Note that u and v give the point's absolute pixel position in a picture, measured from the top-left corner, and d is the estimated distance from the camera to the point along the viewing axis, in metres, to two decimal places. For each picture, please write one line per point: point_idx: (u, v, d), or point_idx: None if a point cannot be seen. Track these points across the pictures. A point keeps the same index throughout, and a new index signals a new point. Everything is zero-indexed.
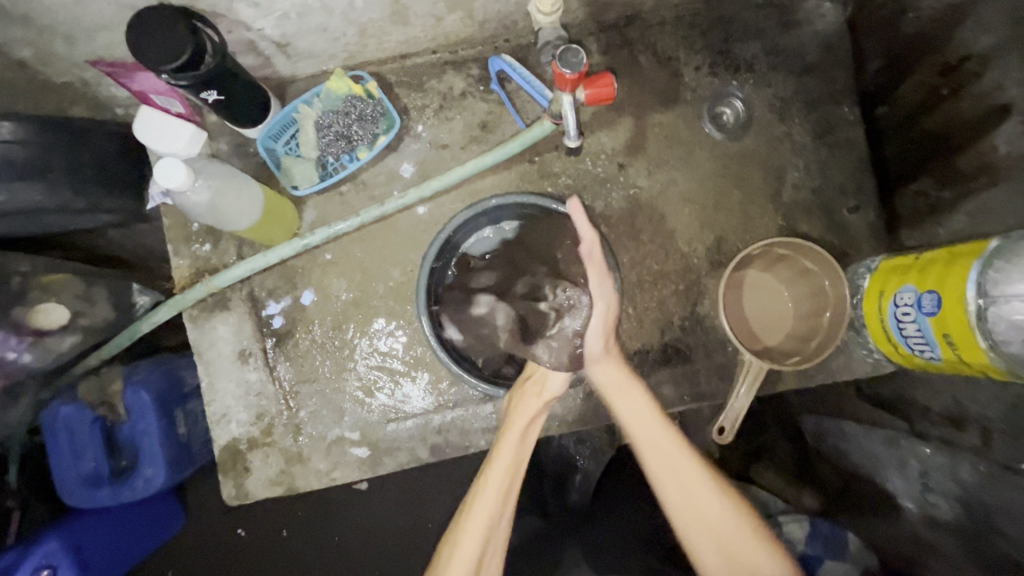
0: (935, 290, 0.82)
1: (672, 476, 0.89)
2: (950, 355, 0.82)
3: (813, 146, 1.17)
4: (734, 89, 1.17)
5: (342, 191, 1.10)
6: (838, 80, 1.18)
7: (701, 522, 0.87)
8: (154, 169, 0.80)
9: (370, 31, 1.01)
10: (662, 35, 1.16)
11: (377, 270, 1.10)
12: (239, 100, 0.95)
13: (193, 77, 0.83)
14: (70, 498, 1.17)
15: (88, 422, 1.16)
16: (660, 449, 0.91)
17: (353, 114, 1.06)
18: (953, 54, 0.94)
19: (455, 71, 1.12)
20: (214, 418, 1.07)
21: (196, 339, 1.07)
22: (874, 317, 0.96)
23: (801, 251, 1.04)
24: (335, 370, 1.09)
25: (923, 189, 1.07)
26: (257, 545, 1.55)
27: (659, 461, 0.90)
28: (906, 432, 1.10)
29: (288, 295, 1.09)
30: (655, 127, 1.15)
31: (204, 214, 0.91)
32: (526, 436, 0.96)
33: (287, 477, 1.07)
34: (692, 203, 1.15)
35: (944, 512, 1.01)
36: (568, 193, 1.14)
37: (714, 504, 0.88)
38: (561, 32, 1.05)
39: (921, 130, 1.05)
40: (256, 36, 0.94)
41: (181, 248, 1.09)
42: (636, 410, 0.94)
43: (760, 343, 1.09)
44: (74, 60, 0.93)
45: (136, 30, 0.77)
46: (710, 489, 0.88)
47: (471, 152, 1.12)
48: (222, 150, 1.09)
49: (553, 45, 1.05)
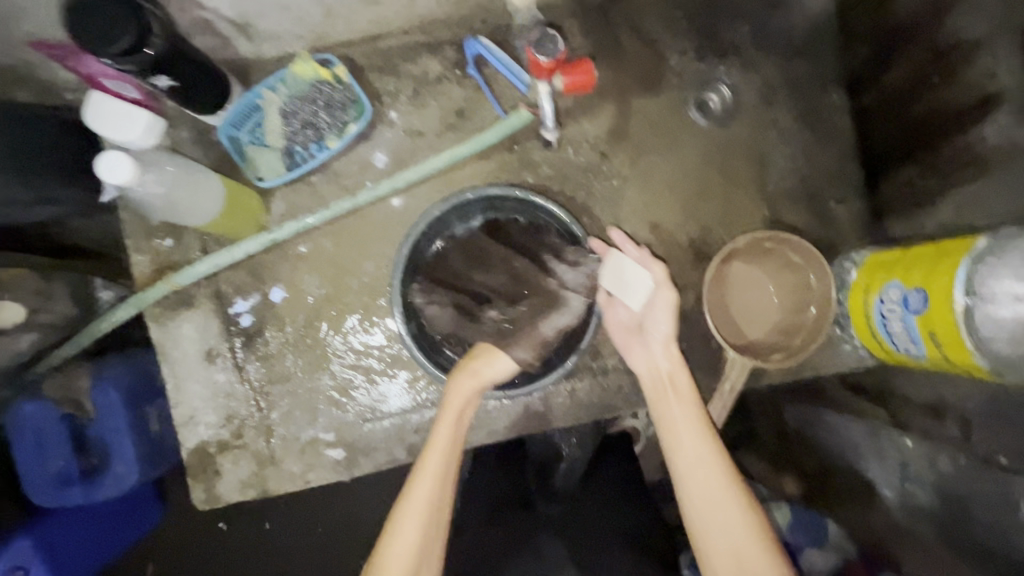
0: (922, 288, 0.80)
1: (695, 475, 0.86)
2: (936, 354, 0.80)
3: (801, 134, 1.14)
4: (722, 74, 1.12)
5: (312, 183, 1.05)
6: (827, 65, 1.14)
7: (730, 556, 0.82)
8: (96, 161, 0.73)
9: (335, 10, 0.94)
10: (647, 15, 1.11)
11: (350, 265, 1.06)
12: (195, 86, 0.89)
13: (137, 63, 0.76)
14: (40, 498, 1.13)
15: (55, 420, 1.12)
16: (703, 478, 0.85)
17: (320, 101, 1.00)
18: (945, 38, 0.91)
19: (430, 54, 1.06)
20: (181, 421, 1.02)
21: (160, 338, 1.02)
22: (860, 313, 0.95)
23: (787, 244, 1.01)
24: (307, 368, 1.05)
25: (911, 178, 1.05)
26: (238, 541, 1.53)
27: (688, 451, 0.87)
28: (887, 423, 1.12)
29: (257, 291, 1.04)
30: (639, 113, 1.11)
31: (161, 209, 0.85)
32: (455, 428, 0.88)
33: (259, 480, 1.03)
34: (677, 192, 1.12)
35: (921, 502, 1.03)
36: (550, 183, 1.09)
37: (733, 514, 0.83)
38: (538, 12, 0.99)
39: (910, 118, 1.02)
40: (212, 15, 0.88)
41: (142, 243, 1.03)
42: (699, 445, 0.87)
43: (744, 338, 1.07)
44: (13, 41, 0.85)
45: (72, 12, 0.70)
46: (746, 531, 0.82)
47: (448, 140, 1.07)
48: (183, 138, 1.03)
49: (531, 32, 0.99)
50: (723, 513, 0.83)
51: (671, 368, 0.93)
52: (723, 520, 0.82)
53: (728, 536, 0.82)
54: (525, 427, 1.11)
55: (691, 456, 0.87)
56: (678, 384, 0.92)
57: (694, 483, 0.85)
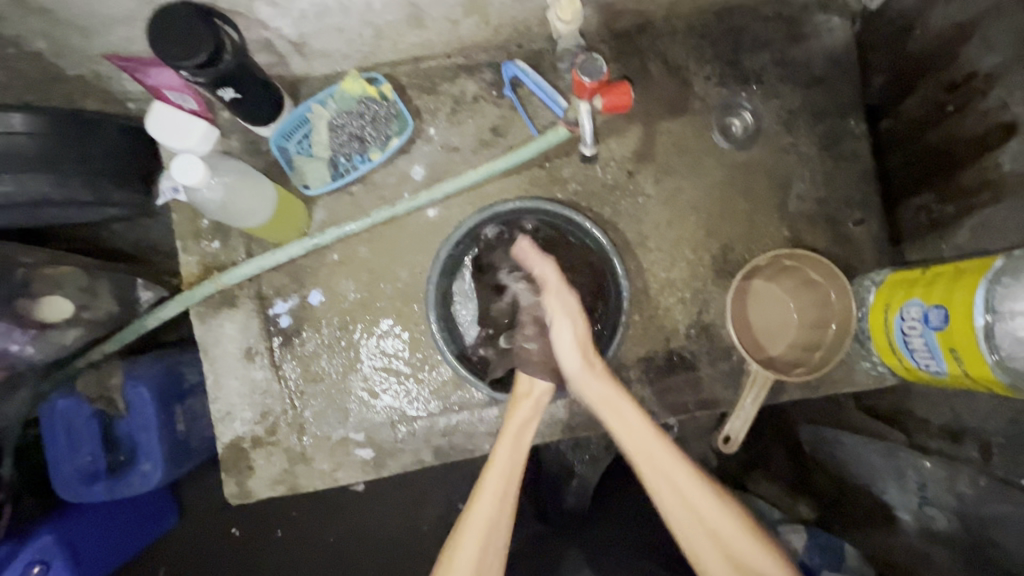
0: (942, 305, 0.83)
1: (655, 470, 0.89)
2: (957, 369, 0.82)
3: (820, 158, 1.18)
4: (743, 100, 1.18)
5: (352, 192, 1.10)
6: (845, 94, 1.19)
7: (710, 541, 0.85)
8: (172, 165, 0.79)
9: (385, 32, 1.01)
10: (673, 44, 1.17)
11: (385, 271, 1.10)
12: (255, 99, 0.95)
13: (210, 73, 0.83)
14: (68, 494, 1.18)
15: (86, 416, 1.18)
16: (666, 472, 0.89)
17: (367, 116, 1.07)
18: (959, 71, 0.96)
19: (468, 75, 1.12)
20: (218, 416, 1.06)
21: (203, 335, 1.07)
22: (879, 330, 0.97)
23: (807, 262, 1.04)
24: (341, 369, 1.09)
25: (926, 204, 1.09)
26: (252, 545, 1.54)
27: (637, 448, 0.90)
28: (904, 444, 1.12)
29: (296, 293, 1.09)
30: (664, 135, 1.16)
31: (215, 211, 0.91)
32: (519, 443, 0.94)
33: (290, 476, 1.06)
34: (700, 211, 1.16)
35: (942, 526, 1.04)
36: (578, 199, 1.14)
37: (704, 502, 0.87)
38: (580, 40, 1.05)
39: (926, 145, 1.07)
40: (273, 34, 0.94)
41: (190, 244, 1.08)
42: (653, 449, 0.89)
43: (764, 352, 1.10)
44: (90, 53, 0.92)
45: (157, 26, 0.77)
46: (722, 518, 0.86)
47: (483, 156, 1.12)
48: (234, 146, 1.09)
49: (574, 54, 1.06)
50: (693, 503, 0.87)
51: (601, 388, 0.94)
52: (698, 511, 0.86)
53: (708, 527, 0.86)
54: (549, 434, 1.13)
55: (645, 462, 0.89)
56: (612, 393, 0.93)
57: (659, 479, 0.89)
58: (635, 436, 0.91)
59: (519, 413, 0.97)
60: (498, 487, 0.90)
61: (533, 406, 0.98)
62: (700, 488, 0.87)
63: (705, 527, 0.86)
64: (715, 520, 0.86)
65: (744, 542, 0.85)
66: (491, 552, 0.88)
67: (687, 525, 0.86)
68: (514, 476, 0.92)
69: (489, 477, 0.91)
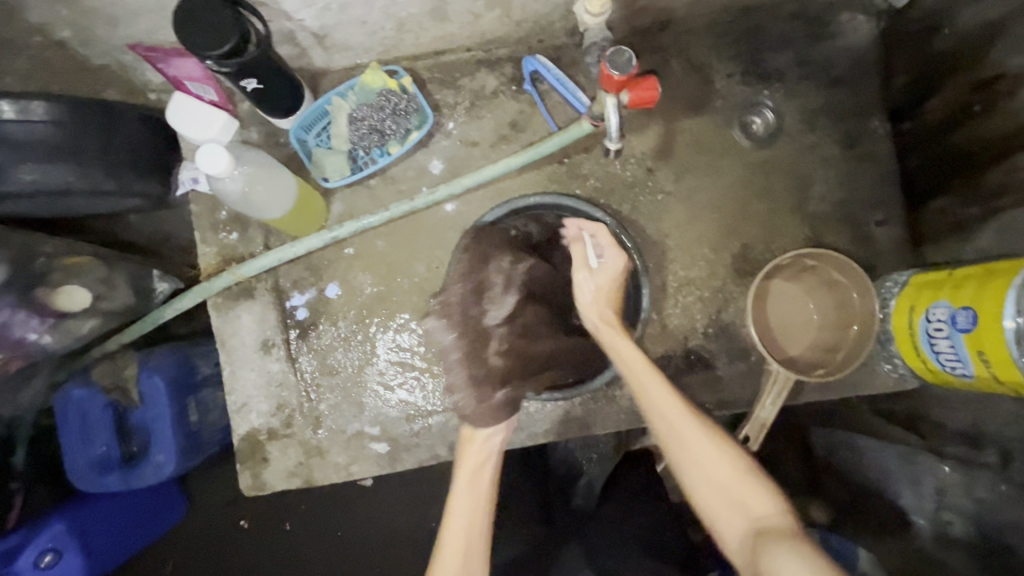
0: (971, 307, 0.82)
1: (653, 406, 0.92)
2: (983, 372, 0.81)
3: (842, 158, 1.17)
4: (765, 98, 1.17)
5: (371, 185, 1.10)
6: (869, 93, 1.18)
7: (702, 474, 0.86)
8: (198, 155, 0.79)
9: (407, 26, 1.01)
10: (695, 41, 1.16)
11: (402, 265, 1.10)
12: (277, 90, 0.95)
13: (237, 63, 0.82)
14: (81, 482, 1.19)
15: (100, 406, 1.18)
16: (661, 410, 0.92)
17: (387, 109, 1.06)
18: (986, 71, 0.94)
19: (487, 69, 1.12)
20: (234, 407, 1.06)
21: (220, 326, 1.07)
22: (903, 332, 0.96)
23: (830, 262, 1.03)
24: (357, 363, 1.08)
25: (949, 206, 1.07)
26: (260, 537, 1.55)
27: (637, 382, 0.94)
28: (920, 448, 1.12)
29: (313, 286, 1.09)
30: (685, 132, 1.15)
31: (238, 202, 0.91)
32: (479, 477, 0.96)
33: (305, 469, 1.06)
34: (719, 210, 1.15)
35: (957, 532, 1.03)
36: (596, 195, 1.14)
37: (698, 440, 0.88)
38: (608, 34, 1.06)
39: (951, 145, 1.05)
40: (296, 26, 0.94)
41: (209, 236, 1.08)
42: (650, 388, 0.93)
43: (784, 353, 1.09)
44: (114, 43, 0.92)
45: (184, 16, 0.77)
46: (709, 449, 0.87)
47: (501, 151, 1.12)
48: (253, 138, 1.09)
49: (600, 46, 1.06)
50: (688, 440, 0.88)
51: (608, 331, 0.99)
52: (692, 449, 0.88)
53: (703, 465, 0.87)
54: (563, 432, 1.13)
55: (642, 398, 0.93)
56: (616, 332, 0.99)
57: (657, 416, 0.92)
58: (635, 373, 0.95)
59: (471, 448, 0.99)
60: (463, 519, 0.91)
61: (486, 448, 1.00)
62: (696, 429, 0.89)
63: (701, 464, 0.87)
64: (704, 452, 0.87)
65: (737, 479, 0.85)
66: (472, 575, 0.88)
67: (682, 461, 0.88)
68: (479, 507, 0.93)
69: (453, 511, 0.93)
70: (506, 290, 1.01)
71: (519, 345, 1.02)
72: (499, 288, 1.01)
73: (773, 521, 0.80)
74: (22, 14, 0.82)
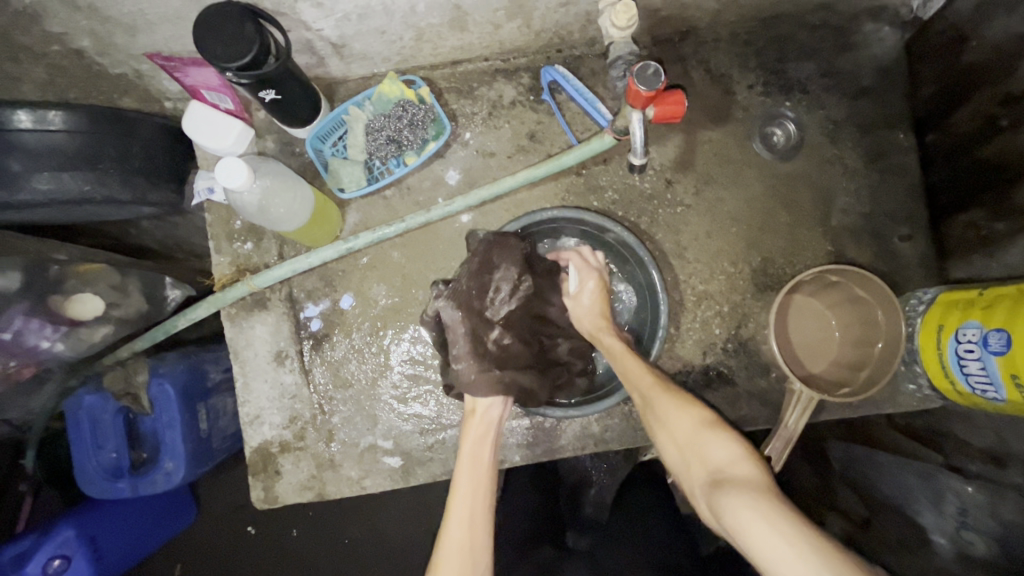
0: (1004, 329, 0.79)
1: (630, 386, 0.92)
2: (1017, 396, 0.78)
3: (865, 171, 1.15)
4: (786, 110, 1.15)
5: (387, 196, 1.09)
6: (892, 105, 1.16)
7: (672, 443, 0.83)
8: (217, 168, 0.78)
9: (425, 35, 1.00)
10: (715, 51, 1.14)
11: (418, 277, 1.09)
12: (295, 101, 0.94)
13: (256, 75, 0.81)
14: (91, 490, 1.17)
15: (111, 413, 1.16)
16: (636, 386, 0.91)
17: (405, 119, 1.04)
18: (1017, 86, 0.92)
19: (506, 79, 1.11)
20: (247, 419, 1.05)
21: (233, 337, 1.05)
22: (931, 352, 0.94)
23: (857, 280, 1.00)
24: (371, 375, 1.07)
25: (976, 221, 1.05)
26: (268, 545, 1.54)
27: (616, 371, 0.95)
28: (942, 467, 1.09)
29: (328, 297, 1.08)
30: (705, 144, 1.14)
31: (254, 214, 0.89)
32: (478, 462, 0.93)
33: (318, 483, 1.05)
34: (739, 223, 1.13)
35: (981, 552, 0.98)
36: (614, 208, 1.12)
37: (666, 407, 0.86)
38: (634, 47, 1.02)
39: (978, 159, 1.03)
40: (314, 36, 0.93)
41: (223, 245, 1.07)
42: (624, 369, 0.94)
43: (806, 371, 1.07)
44: (133, 52, 0.92)
45: (203, 27, 0.76)
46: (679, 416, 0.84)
47: (518, 161, 1.10)
48: (269, 148, 1.08)
49: (625, 61, 1.01)
50: (660, 410, 0.86)
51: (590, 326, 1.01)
52: (663, 418, 0.85)
53: (671, 432, 0.84)
54: (578, 447, 1.11)
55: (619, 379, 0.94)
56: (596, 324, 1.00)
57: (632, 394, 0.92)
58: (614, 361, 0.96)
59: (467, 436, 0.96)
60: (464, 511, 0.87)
61: (485, 421, 0.96)
62: (665, 398, 0.87)
63: (672, 433, 0.84)
64: (675, 420, 0.84)
65: (702, 437, 0.80)
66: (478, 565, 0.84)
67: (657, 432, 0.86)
68: (478, 497, 0.89)
69: (456, 501, 0.88)
70: (507, 299, 0.96)
71: (516, 351, 0.97)
72: (503, 295, 0.96)
73: (733, 470, 0.74)
74: (42, 23, 0.82)
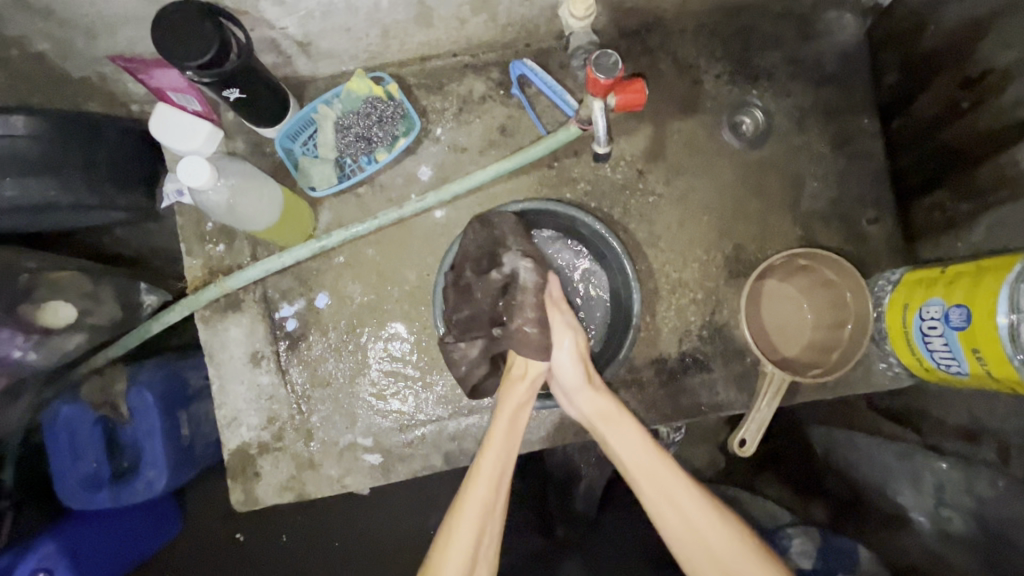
0: (964, 305, 0.81)
1: (647, 477, 0.88)
2: (979, 370, 0.80)
3: (832, 157, 1.17)
4: (754, 98, 1.16)
5: (359, 194, 1.09)
6: (857, 91, 1.18)
7: (684, 527, 0.84)
8: (179, 167, 0.78)
9: (392, 32, 1.00)
10: (682, 42, 1.16)
11: (393, 273, 1.09)
12: (261, 100, 0.94)
13: (217, 75, 0.81)
14: (69, 500, 1.16)
15: (89, 423, 1.16)
16: (657, 475, 0.87)
17: (374, 116, 1.04)
18: (975, 67, 0.94)
19: (475, 75, 1.11)
20: (224, 422, 1.04)
21: (208, 340, 1.05)
22: (897, 330, 0.96)
23: (823, 262, 1.02)
24: (349, 373, 1.07)
25: (941, 202, 1.07)
26: (255, 551, 1.52)
27: (635, 463, 0.89)
28: (918, 446, 1.11)
29: (303, 297, 1.07)
30: (675, 134, 1.15)
31: (222, 214, 0.89)
32: (514, 431, 0.92)
33: (298, 483, 1.05)
34: (712, 211, 1.14)
35: (957, 529, 1.01)
36: (587, 199, 1.13)
37: (694, 507, 0.84)
38: (595, 36, 1.04)
39: (941, 142, 1.05)
40: (279, 35, 0.93)
41: (195, 248, 1.07)
42: (649, 462, 0.88)
43: (779, 354, 1.08)
44: (94, 55, 0.91)
45: (161, 26, 0.76)
46: (704, 512, 0.84)
47: (490, 156, 1.11)
48: (239, 149, 1.07)
49: (585, 51, 1.04)
50: (683, 507, 0.85)
51: (592, 400, 0.94)
52: (687, 512, 0.84)
53: (691, 522, 0.84)
54: (558, 437, 1.12)
55: (639, 473, 0.88)
56: (610, 411, 0.93)
57: (648, 481, 0.87)
58: (633, 450, 0.90)
59: (514, 395, 0.94)
60: (493, 472, 0.87)
61: (529, 390, 0.95)
62: (692, 495, 0.85)
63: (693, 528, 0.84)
64: (698, 514, 0.84)
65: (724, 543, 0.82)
66: (486, 533, 0.85)
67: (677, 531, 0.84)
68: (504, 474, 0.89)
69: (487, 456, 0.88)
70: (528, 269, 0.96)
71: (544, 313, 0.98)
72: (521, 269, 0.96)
73: None
74: None
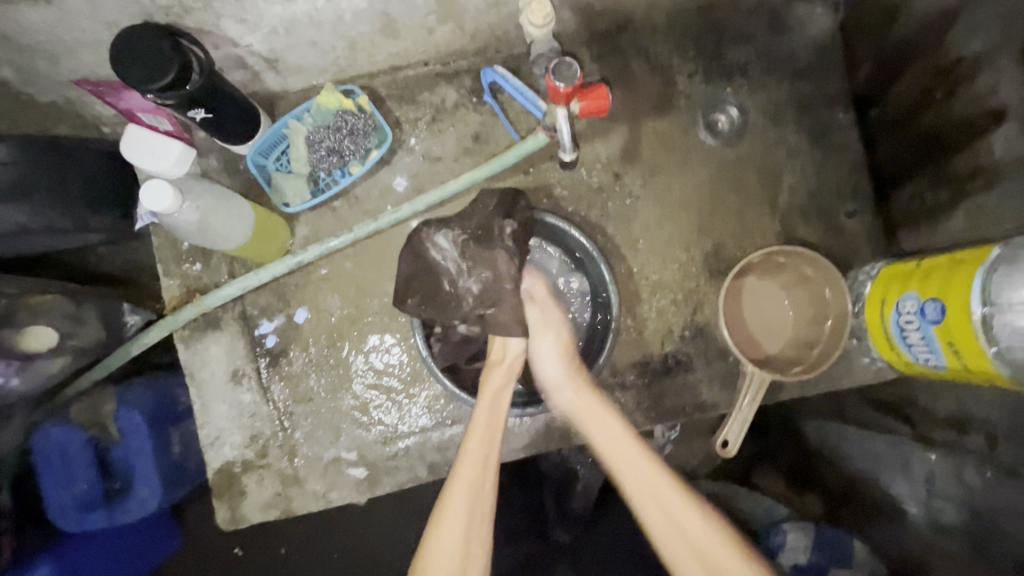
0: (938, 298, 0.81)
1: (624, 468, 0.86)
2: (956, 363, 0.80)
3: (810, 151, 1.16)
4: (728, 95, 1.16)
5: (335, 207, 1.08)
6: (832, 84, 1.17)
7: (665, 524, 0.82)
8: (142, 191, 0.78)
9: (359, 44, 1.00)
10: (654, 42, 1.15)
11: (372, 286, 1.08)
12: (228, 118, 0.94)
13: (179, 95, 0.81)
14: (62, 522, 1.15)
15: (81, 443, 1.15)
16: (635, 467, 0.86)
17: (344, 129, 1.04)
18: (946, 56, 0.94)
19: (447, 83, 1.11)
20: (206, 441, 1.04)
21: (188, 360, 1.05)
22: (876, 325, 0.95)
23: (800, 257, 1.02)
24: (330, 387, 1.07)
25: (920, 193, 1.06)
26: (254, 566, 1.52)
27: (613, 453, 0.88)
28: (909, 437, 1.08)
29: (282, 313, 1.07)
30: (650, 135, 1.14)
31: (194, 234, 0.89)
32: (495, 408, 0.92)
33: (283, 499, 1.05)
34: (690, 210, 1.14)
35: (950, 518, 0.99)
36: (564, 204, 1.12)
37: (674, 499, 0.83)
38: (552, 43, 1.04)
39: (916, 133, 1.05)
40: (244, 52, 0.93)
41: (172, 268, 1.07)
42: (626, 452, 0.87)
43: (760, 351, 1.08)
44: (59, 80, 0.91)
45: (119, 49, 0.76)
46: (704, 526, 0.81)
47: (465, 164, 1.10)
48: (212, 167, 1.07)
49: (546, 58, 1.05)
50: (663, 502, 0.83)
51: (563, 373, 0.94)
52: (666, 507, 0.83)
53: (671, 519, 0.82)
54: (544, 443, 1.11)
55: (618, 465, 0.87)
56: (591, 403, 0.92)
57: (625, 474, 0.86)
58: (614, 441, 0.88)
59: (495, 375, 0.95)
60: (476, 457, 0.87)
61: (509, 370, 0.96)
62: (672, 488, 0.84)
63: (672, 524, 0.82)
64: (693, 523, 0.82)
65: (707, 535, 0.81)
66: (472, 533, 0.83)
67: (656, 521, 0.83)
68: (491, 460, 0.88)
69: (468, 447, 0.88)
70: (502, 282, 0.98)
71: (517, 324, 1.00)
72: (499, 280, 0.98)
73: None
74: None
